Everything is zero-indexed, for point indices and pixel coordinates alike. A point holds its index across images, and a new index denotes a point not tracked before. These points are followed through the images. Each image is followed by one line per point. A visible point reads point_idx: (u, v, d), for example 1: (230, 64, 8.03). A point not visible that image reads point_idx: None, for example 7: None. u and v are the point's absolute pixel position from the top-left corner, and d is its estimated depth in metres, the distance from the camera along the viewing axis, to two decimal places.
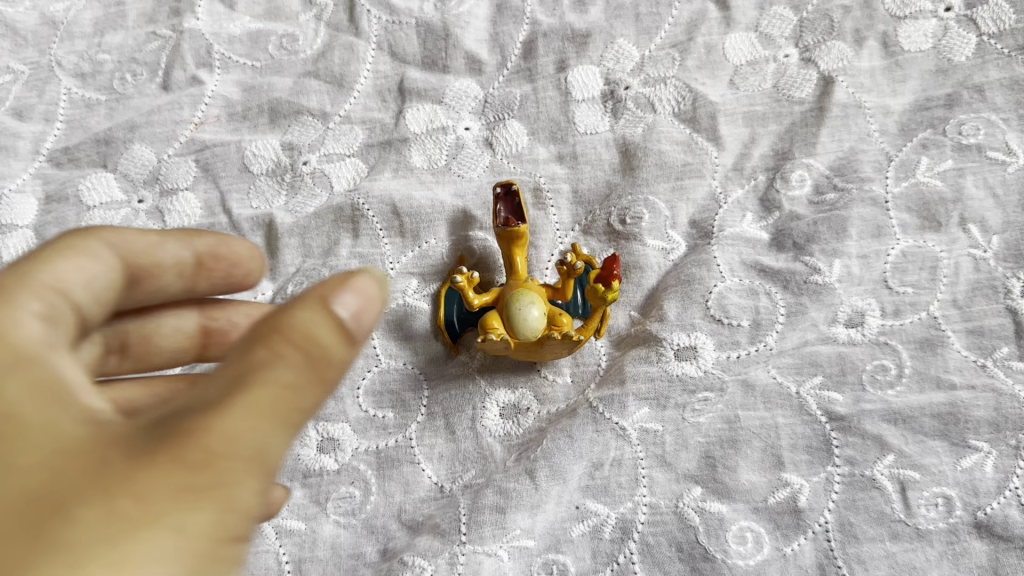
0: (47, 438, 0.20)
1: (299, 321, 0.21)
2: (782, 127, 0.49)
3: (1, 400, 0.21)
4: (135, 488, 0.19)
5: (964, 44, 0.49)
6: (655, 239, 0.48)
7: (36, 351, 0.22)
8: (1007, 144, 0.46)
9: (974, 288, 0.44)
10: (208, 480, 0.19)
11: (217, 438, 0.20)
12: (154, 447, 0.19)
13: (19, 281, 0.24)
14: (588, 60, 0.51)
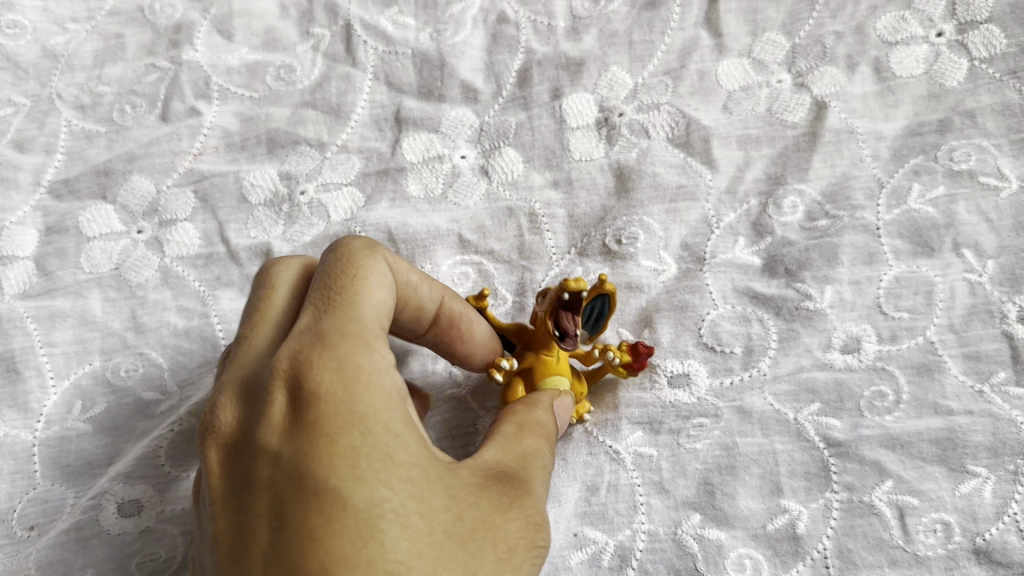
0: (438, 494, 0.31)
1: (544, 419, 0.38)
2: (775, 150, 0.49)
3: (408, 454, 0.31)
4: (506, 534, 0.32)
5: (956, 69, 0.49)
6: (647, 260, 0.48)
7: (407, 413, 0.32)
8: (999, 168, 0.46)
9: (971, 312, 0.44)
10: (533, 537, 0.33)
11: (536, 494, 0.34)
12: (506, 511, 0.32)
13: (367, 328, 0.33)
14: (582, 87, 0.51)
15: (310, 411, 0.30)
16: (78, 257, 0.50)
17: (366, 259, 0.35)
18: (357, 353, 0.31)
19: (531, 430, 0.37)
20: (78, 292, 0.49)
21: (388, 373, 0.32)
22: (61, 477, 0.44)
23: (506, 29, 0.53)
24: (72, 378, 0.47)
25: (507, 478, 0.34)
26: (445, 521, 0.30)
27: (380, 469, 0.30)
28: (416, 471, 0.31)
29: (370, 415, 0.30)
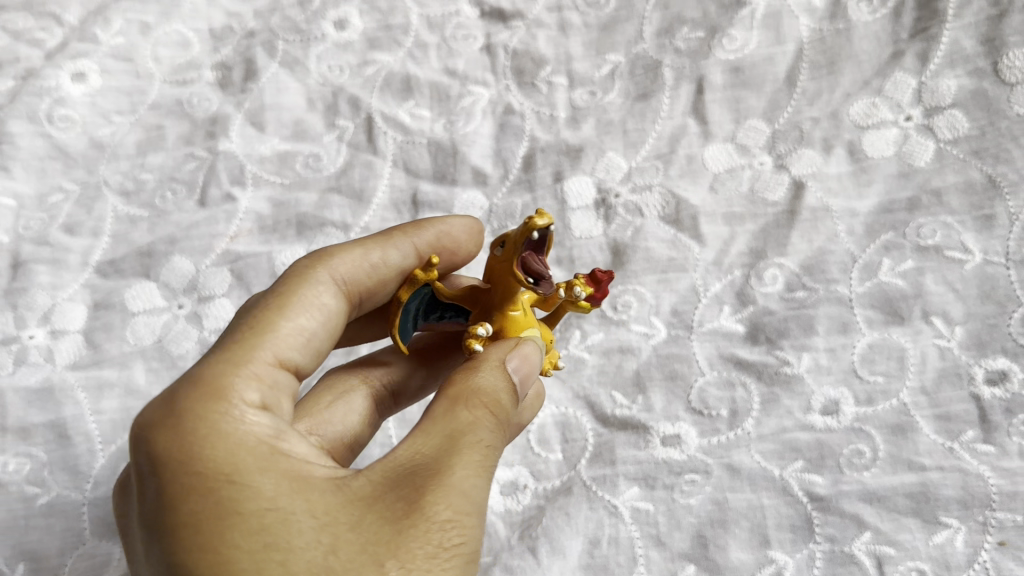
0: (312, 523, 0.30)
1: (489, 383, 0.36)
2: (757, 226, 0.54)
3: (269, 493, 0.30)
4: (403, 541, 0.30)
5: (924, 151, 0.53)
6: (638, 325, 0.53)
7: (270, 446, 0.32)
8: (964, 243, 0.51)
9: (941, 375, 0.48)
10: (450, 535, 0.31)
11: (451, 483, 0.32)
12: (405, 522, 0.30)
13: (211, 375, 0.33)
14: (581, 171, 0.56)
15: (155, 488, 0.30)
16: (124, 331, 0.54)
17: (330, 278, 0.39)
18: (194, 411, 0.31)
19: (460, 403, 0.35)
20: (123, 363, 0.54)
21: (240, 415, 0.32)
22: (110, 533, 0.49)
23: (512, 119, 0.58)
24: (118, 442, 0.51)
25: (407, 479, 0.32)
26: (318, 553, 0.29)
27: (226, 528, 0.29)
28: (279, 510, 0.30)
29: (209, 472, 0.30)
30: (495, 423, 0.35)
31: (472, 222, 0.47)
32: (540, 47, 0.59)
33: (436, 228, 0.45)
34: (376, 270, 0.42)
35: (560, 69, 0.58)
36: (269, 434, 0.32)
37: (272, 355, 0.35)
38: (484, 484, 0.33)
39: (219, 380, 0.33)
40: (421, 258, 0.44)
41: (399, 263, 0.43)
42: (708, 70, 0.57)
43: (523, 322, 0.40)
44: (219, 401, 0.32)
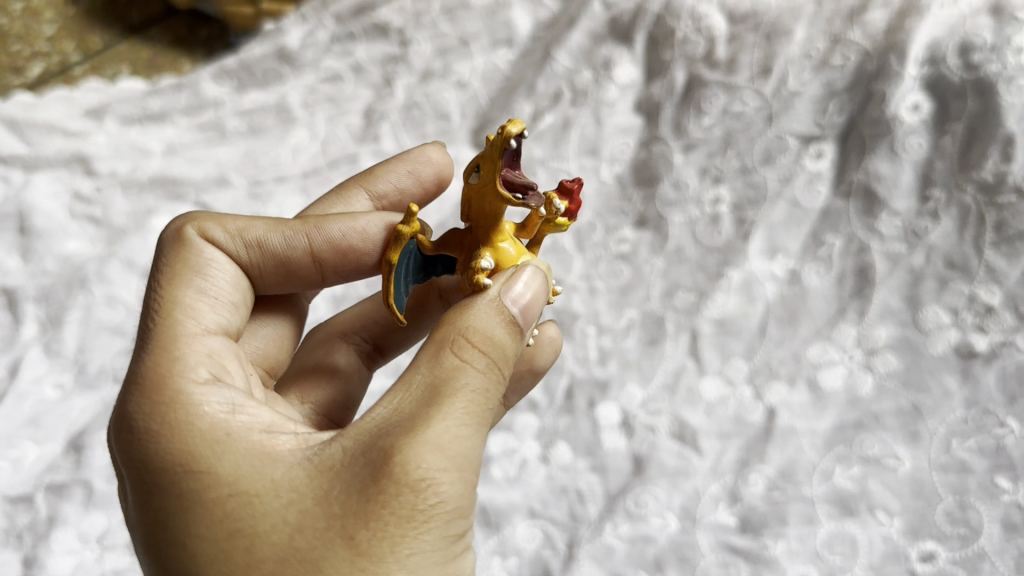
0: (279, 502, 0.41)
1: (484, 319, 0.45)
2: (742, 441, 0.71)
3: (240, 479, 0.41)
4: (364, 501, 0.39)
5: (865, 383, 0.71)
6: (655, 517, 0.68)
7: (230, 436, 0.43)
8: (898, 453, 0.68)
9: (885, 556, 0.65)
10: (413, 491, 0.39)
11: (421, 436, 0.40)
12: (369, 487, 0.39)
13: (157, 377, 0.44)
14: (610, 399, 0.75)
15: (142, 484, 0.43)
16: None
17: (178, 254, 0.51)
18: (155, 418, 0.43)
19: (448, 348, 0.44)
20: None
21: (199, 405, 0.43)
22: None
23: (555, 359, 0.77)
24: None
25: (384, 437, 0.41)
26: (287, 527, 0.40)
27: (203, 513, 0.41)
28: (243, 495, 0.41)
29: (175, 465, 0.42)
30: (483, 361, 0.44)
31: (383, 219, 0.57)
32: (574, 307, 0.80)
33: (344, 223, 0.56)
34: (236, 242, 0.53)
35: (590, 322, 0.79)
36: (227, 417, 0.43)
37: (197, 331, 0.47)
38: (464, 433, 0.41)
39: (164, 361, 0.45)
40: (322, 252, 0.56)
41: (282, 246, 0.55)
42: (700, 324, 0.77)
43: (509, 251, 0.49)
44: (176, 396, 0.43)
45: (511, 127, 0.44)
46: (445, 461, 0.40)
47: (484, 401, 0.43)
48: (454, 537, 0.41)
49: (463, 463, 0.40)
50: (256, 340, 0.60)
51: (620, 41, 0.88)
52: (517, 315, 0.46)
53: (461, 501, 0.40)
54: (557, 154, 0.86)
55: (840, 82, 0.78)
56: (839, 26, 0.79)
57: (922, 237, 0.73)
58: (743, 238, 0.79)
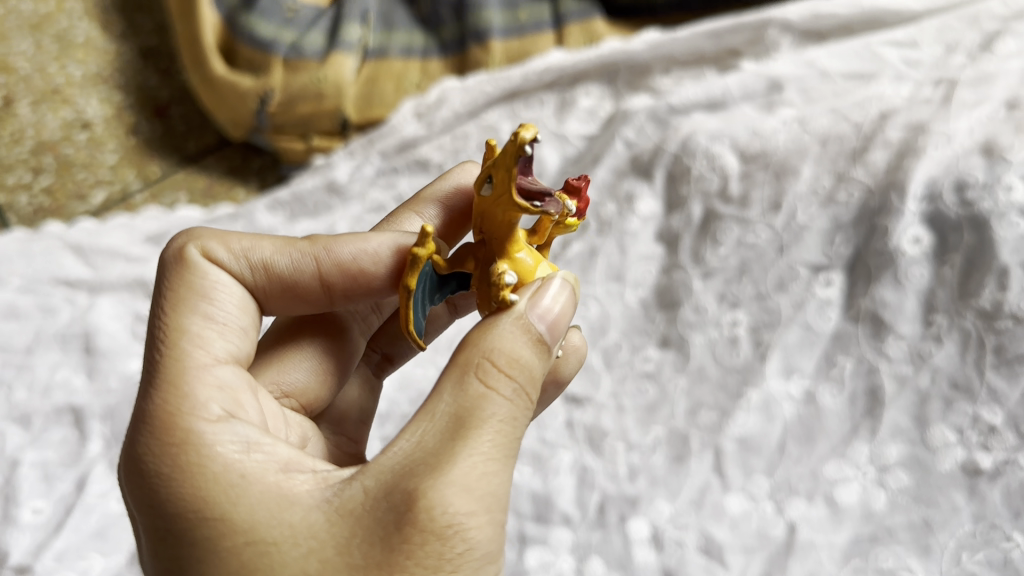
0: (301, 549, 0.44)
1: (514, 338, 0.48)
2: (767, 556, 0.74)
3: (261, 525, 0.45)
4: (390, 549, 0.43)
5: (878, 498, 0.75)
6: None
7: (245, 480, 0.46)
8: (911, 565, 0.70)
9: None
10: (440, 539, 0.42)
11: (444, 479, 0.43)
12: (395, 536, 0.43)
13: (172, 421, 0.47)
14: (641, 515, 0.77)
15: (161, 525, 0.46)
16: None
17: (183, 279, 0.53)
18: (172, 465, 0.46)
19: (473, 373, 0.46)
20: None
21: (213, 451, 0.47)
22: None
23: (589, 474, 0.80)
24: None
25: (407, 480, 0.44)
26: (309, 571, 0.44)
27: (224, 557, 0.45)
28: (266, 542, 0.44)
29: (189, 510, 0.46)
30: (511, 383, 0.46)
31: (393, 240, 0.57)
32: (604, 424, 0.84)
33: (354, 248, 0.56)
34: (240, 262, 0.55)
35: (619, 438, 0.83)
36: (241, 459, 0.47)
37: (205, 361, 0.51)
38: (490, 470, 0.44)
39: (176, 400, 0.48)
40: (330, 275, 0.57)
41: (288, 269, 0.56)
42: (722, 441, 0.80)
43: (525, 260, 0.52)
44: (189, 440, 0.47)
45: (523, 136, 0.44)
46: (472, 504, 0.43)
47: (508, 432, 0.46)
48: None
49: (486, 505, 0.44)
50: (295, 372, 0.60)
51: (641, 177, 0.96)
52: (542, 332, 0.49)
53: (485, 546, 0.44)
54: (585, 279, 0.92)
55: (845, 215, 0.85)
56: (843, 164, 0.86)
57: (927, 359, 0.78)
58: (760, 359, 0.84)
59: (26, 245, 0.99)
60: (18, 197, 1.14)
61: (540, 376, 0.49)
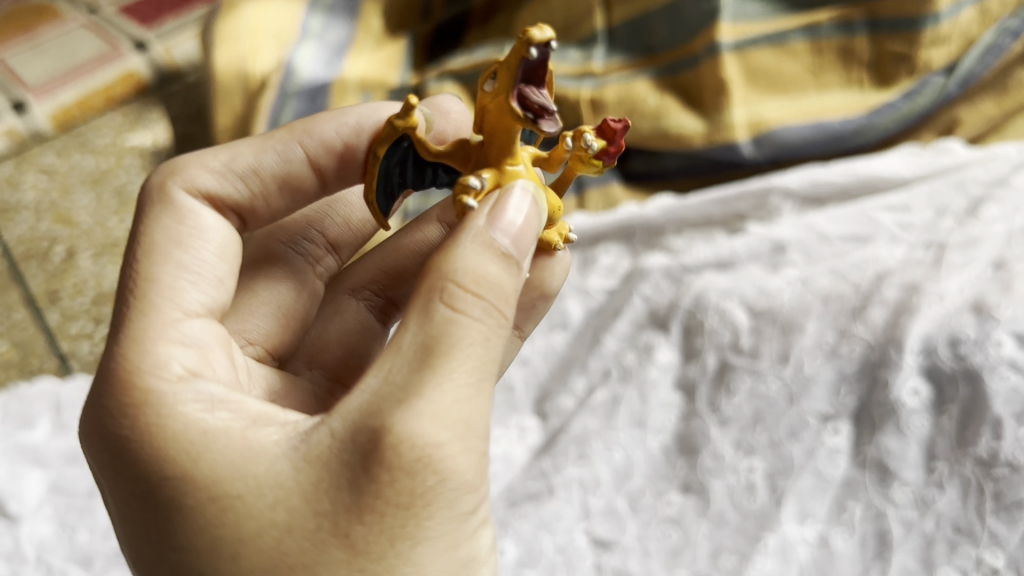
0: (268, 500, 0.45)
1: (480, 247, 0.47)
2: None
3: (227, 478, 0.45)
4: (365, 486, 0.44)
5: None
6: None
7: (204, 436, 0.46)
8: None
9: None
10: (416, 472, 0.43)
11: (411, 411, 0.43)
12: (369, 474, 0.43)
13: (132, 382, 0.48)
14: None
15: (129, 488, 0.47)
16: None
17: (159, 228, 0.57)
18: (134, 427, 0.47)
19: (439, 299, 0.46)
20: None
21: (172, 410, 0.47)
22: None
23: None
24: None
25: (373, 418, 0.44)
26: (278, 523, 0.44)
27: (189, 514, 0.45)
28: (231, 496, 0.45)
29: (153, 469, 0.46)
30: (487, 297, 0.46)
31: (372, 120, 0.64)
32: (630, 568, 0.73)
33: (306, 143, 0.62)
34: (229, 174, 0.61)
35: None
36: (204, 416, 0.47)
37: (175, 316, 0.52)
38: (461, 398, 0.44)
39: (138, 360, 0.49)
40: (317, 160, 0.62)
41: (277, 168, 0.62)
42: None
43: (519, 172, 0.53)
44: (150, 400, 0.47)
45: (535, 33, 0.46)
46: (444, 435, 0.44)
47: (481, 355, 0.46)
48: (459, 512, 0.46)
49: (464, 438, 0.44)
50: (257, 318, 0.65)
51: (659, 329, 0.87)
52: (507, 245, 0.48)
53: (466, 477, 0.45)
54: (610, 425, 0.82)
55: (849, 367, 0.78)
56: (844, 321, 0.80)
57: (931, 504, 0.70)
58: (777, 505, 0.74)
59: (88, 389, 0.83)
60: (80, 344, 1.18)
61: (512, 292, 0.48)
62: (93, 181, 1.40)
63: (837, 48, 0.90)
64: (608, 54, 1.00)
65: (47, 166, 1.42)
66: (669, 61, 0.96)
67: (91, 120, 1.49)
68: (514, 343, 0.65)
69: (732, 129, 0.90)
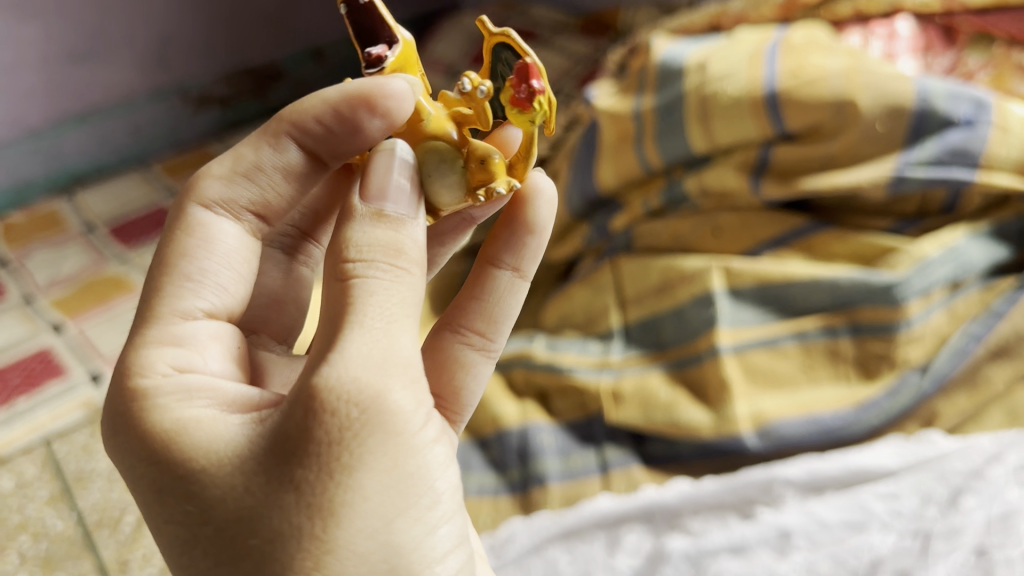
0: (233, 459, 0.55)
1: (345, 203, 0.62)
2: None
3: (197, 450, 0.56)
4: (304, 425, 0.54)
5: None
6: None
7: (177, 425, 0.57)
8: None
9: None
10: (348, 403, 0.54)
11: (332, 356, 0.55)
12: (306, 413, 0.54)
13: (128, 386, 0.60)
14: None
15: (137, 479, 0.58)
16: None
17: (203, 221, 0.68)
18: (129, 428, 0.59)
19: (340, 275, 0.59)
20: None
21: (154, 404, 0.59)
22: None
23: None
24: None
25: (306, 376, 0.55)
26: (244, 475, 0.54)
27: (178, 484, 0.56)
28: (204, 465, 0.55)
29: (147, 455, 0.57)
30: (382, 256, 0.59)
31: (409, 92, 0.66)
32: None
33: (371, 119, 0.66)
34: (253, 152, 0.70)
35: None
36: (184, 411, 0.58)
37: (175, 321, 0.65)
38: (372, 341, 0.56)
39: (133, 365, 0.61)
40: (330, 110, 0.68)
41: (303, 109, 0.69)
42: None
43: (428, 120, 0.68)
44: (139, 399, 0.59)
45: None
46: (363, 367, 0.55)
47: (389, 306, 0.58)
48: (397, 432, 0.56)
49: (382, 370, 0.55)
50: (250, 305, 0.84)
51: None
52: (396, 211, 0.61)
53: (391, 403, 0.55)
54: None
55: None
56: None
57: None
58: None
59: None
60: None
61: (409, 245, 0.60)
62: None
63: (824, 350, 1.03)
64: (625, 348, 1.15)
65: None
66: (678, 357, 1.10)
67: None
68: (515, 281, 0.81)
69: (736, 422, 1.00)
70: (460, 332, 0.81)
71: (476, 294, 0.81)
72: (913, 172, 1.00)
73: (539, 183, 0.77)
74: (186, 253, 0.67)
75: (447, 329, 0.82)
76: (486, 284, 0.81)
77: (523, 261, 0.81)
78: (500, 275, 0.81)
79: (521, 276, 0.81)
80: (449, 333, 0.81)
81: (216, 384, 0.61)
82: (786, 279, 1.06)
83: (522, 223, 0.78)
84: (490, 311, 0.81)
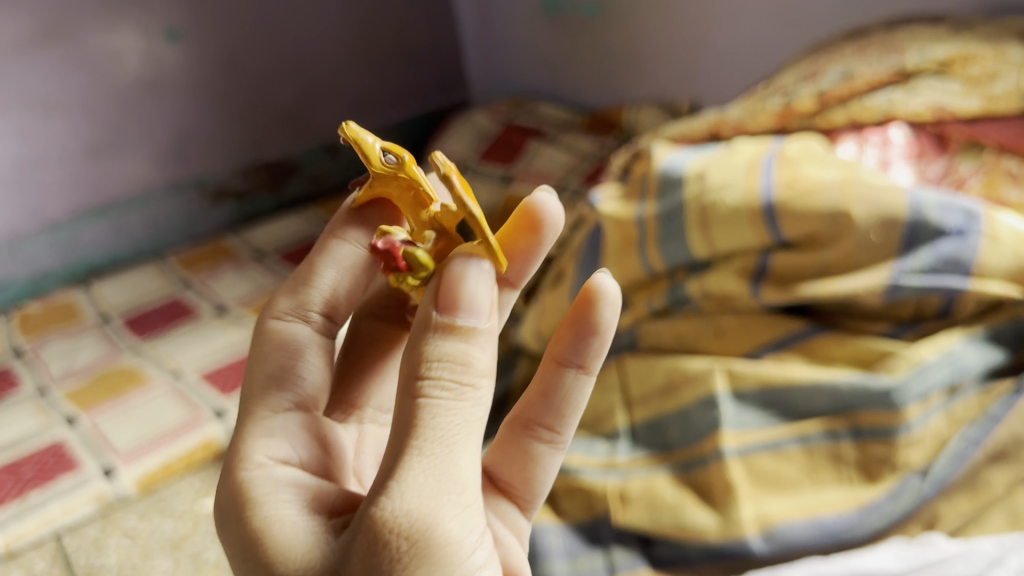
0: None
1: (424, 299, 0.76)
2: None
3: (280, 551, 0.65)
4: (365, 555, 0.61)
5: None
6: None
7: (265, 527, 0.67)
8: None
9: None
10: (396, 525, 0.60)
11: (393, 478, 0.62)
12: (365, 542, 0.61)
13: (236, 488, 0.71)
14: None
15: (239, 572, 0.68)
16: None
17: (275, 321, 0.87)
18: (234, 526, 0.69)
19: (407, 394, 0.65)
20: None
21: (255, 506, 0.69)
22: None
23: None
24: None
25: (370, 498, 0.62)
26: None
27: None
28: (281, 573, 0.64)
29: (243, 552, 0.67)
30: (447, 377, 0.64)
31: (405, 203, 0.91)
32: None
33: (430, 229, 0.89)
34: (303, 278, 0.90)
35: None
36: (279, 513, 0.68)
37: (268, 421, 0.79)
38: (433, 469, 0.63)
39: (242, 464, 0.73)
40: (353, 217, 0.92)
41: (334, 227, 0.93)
42: None
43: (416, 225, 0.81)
44: (246, 501, 0.70)
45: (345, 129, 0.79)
46: (415, 485, 0.62)
47: (451, 431, 0.64)
48: (448, 560, 0.63)
49: (436, 501, 0.62)
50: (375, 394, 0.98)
51: None
52: (470, 320, 0.66)
53: (442, 534, 0.62)
54: None
55: None
56: None
57: None
58: None
59: None
60: None
61: (477, 360, 0.66)
62: (171, 546, 1.42)
63: (827, 453, 1.05)
64: (632, 449, 1.17)
65: (130, 529, 1.48)
66: (683, 459, 1.11)
67: (171, 483, 1.59)
68: (580, 380, 0.87)
69: (742, 525, 1.01)
70: (532, 427, 0.89)
71: (545, 392, 0.88)
72: (908, 280, 1.04)
73: (603, 288, 0.83)
74: (257, 375, 0.83)
75: (521, 425, 0.90)
76: (553, 381, 0.88)
77: (588, 359, 0.87)
78: (566, 372, 0.87)
79: (585, 370, 0.87)
80: (523, 428, 0.90)
81: (305, 484, 0.72)
82: (788, 382, 1.09)
83: (590, 329, 0.85)
84: (559, 408, 0.88)
